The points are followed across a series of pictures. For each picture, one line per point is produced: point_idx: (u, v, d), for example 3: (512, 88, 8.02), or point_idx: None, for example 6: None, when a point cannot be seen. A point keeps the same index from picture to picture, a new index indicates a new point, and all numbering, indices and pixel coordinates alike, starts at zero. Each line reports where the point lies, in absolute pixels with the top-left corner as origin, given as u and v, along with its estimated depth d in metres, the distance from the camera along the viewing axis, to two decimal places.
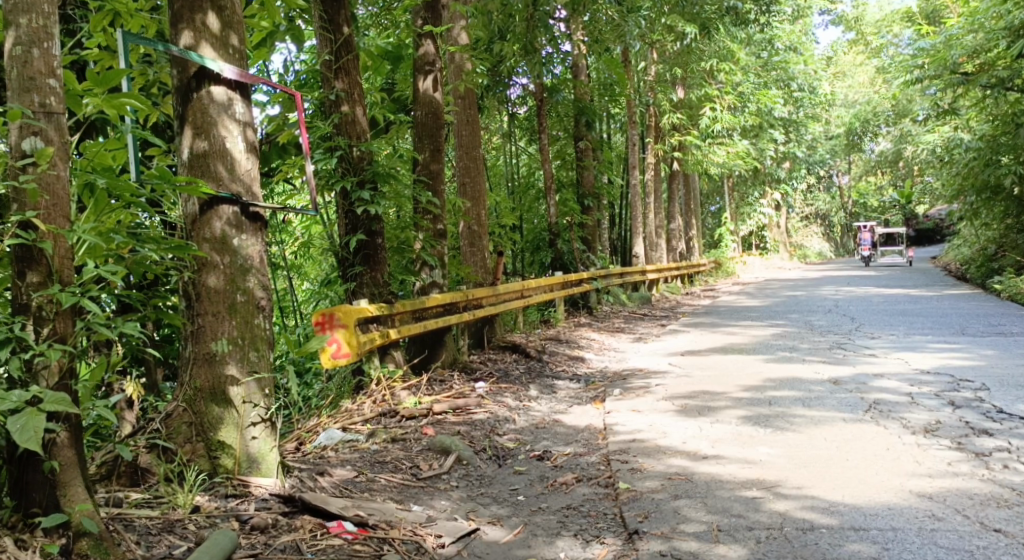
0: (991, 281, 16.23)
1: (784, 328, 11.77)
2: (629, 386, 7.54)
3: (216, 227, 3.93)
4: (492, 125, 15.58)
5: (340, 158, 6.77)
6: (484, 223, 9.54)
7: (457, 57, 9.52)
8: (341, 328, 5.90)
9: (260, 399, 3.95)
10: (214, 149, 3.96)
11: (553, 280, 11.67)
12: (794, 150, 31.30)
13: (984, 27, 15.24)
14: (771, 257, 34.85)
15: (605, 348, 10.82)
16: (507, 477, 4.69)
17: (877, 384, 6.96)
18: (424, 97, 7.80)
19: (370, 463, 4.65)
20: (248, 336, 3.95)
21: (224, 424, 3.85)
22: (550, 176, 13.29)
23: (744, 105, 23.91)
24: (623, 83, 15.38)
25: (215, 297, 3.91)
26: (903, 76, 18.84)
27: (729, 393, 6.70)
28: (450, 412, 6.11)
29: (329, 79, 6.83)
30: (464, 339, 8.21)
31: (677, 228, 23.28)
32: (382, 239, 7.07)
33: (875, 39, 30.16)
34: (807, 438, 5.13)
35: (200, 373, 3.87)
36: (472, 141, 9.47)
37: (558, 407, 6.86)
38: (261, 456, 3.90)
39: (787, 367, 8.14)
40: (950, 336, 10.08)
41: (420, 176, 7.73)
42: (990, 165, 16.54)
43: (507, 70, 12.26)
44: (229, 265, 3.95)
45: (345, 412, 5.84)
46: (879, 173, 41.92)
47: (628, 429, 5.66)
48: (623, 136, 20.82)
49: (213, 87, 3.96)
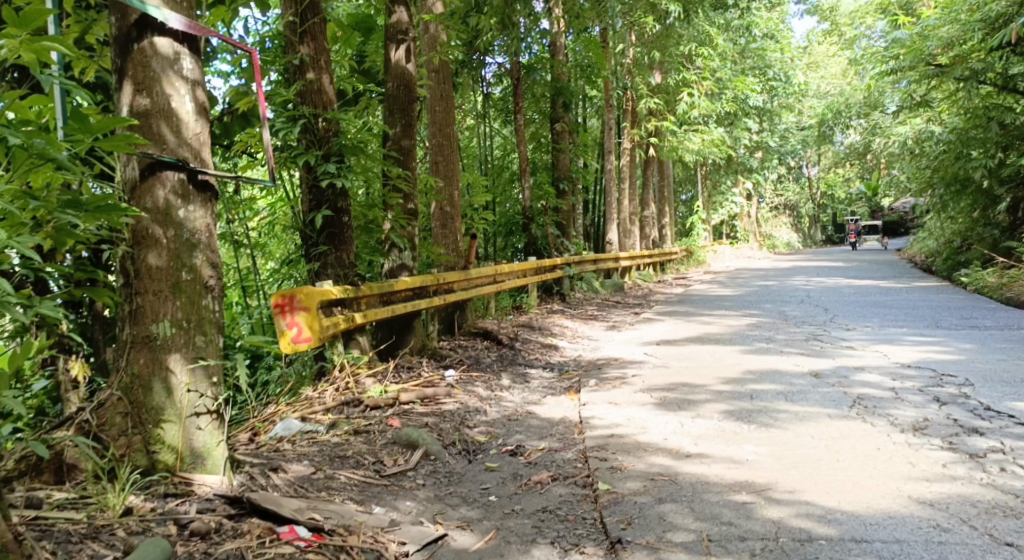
0: (958, 274, 16.17)
1: (758, 318, 11.56)
2: (605, 377, 7.25)
3: (159, 196, 3.55)
4: (466, 104, 15.17)
5: (304, 128, 6.37)
6: (457, 203, 9.27)
7: (432, 28, 9.09)
8: (302, 311, 5.54)
9: (206, 388, 3.58)
10: (158, 108, 3.58)
11: (526, 265, 11.35)
12: (767, 140, 31.22)
13: (960, 19, 15.08)
14: (741, 246, 34.76)
15: (579, 336, 10.53)
16: (477, 474, 4.37)
17: (858, 378, 6.74)
18: (397, 68, 7.41)
19: (330, 458, 4.30)
20: (194, 318, 3.58)
21: (165, 414, 3.47)
22: (525, 158, 12.90)
23: (721, 92, 23.67)
24: (601, 63, 15.03)
25: (157, 275, 3.52)
26: (877, 67, 18.68)
27: (709, 386, 6.44)
28: (418, 403, 5.77)
29: (293, 44, 6.45)
30: (434, 325, 7.88)
31: (650, 215, 23.01)
32: (349, 217, 6.68)
33: (849, 31, 30.14)
34: (793, 435, 4.86)
35: (138, 357, 3.47)
36: (445, 118, 9.12)
37: (531, 398, 6.56)
38: (206, 450, 3.53)
39: (765, 358, 7.89)
40: (924, 329, 9.91)
41: (391, 152, 7.35)
42: (960, 159, 16.44)
43: (484, 44, 11.84)
44: (174, 239, 3.57)
45: (305, 400, 5.54)
46: (850, 166, 42.10)
47: (605, 423, 5.36)
48: (599, 120, 20.47)
49: (156, 38, 3.58)
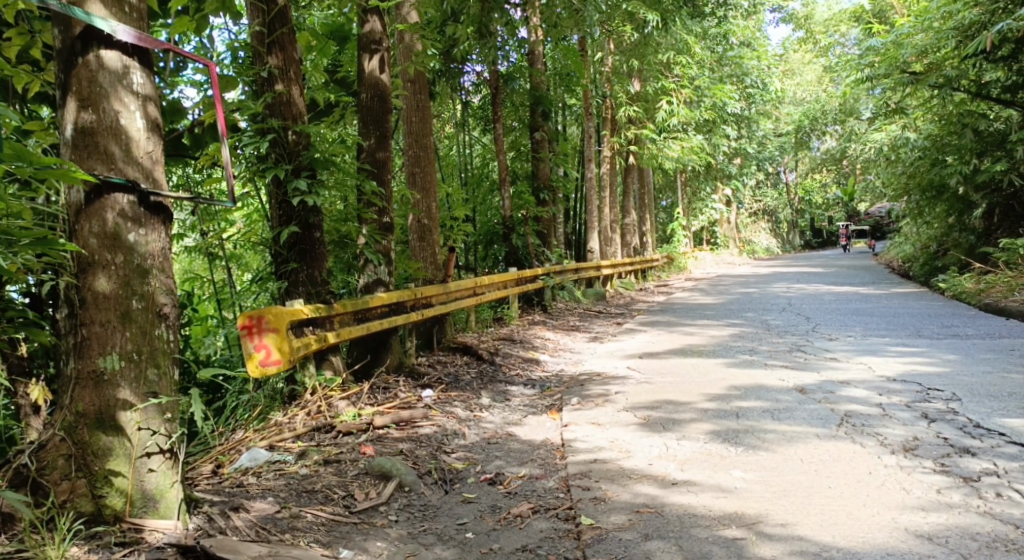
0: (936, 279, 16.13)
1: (741, 328, 11.40)
2: (587, 394, 7.03)
3: (106, 219, 3.38)
4: (444, 113, 14.96)
5: (273, 141, 6.10)
6: (434, 215, 9.04)
7: (407, 37, 8.89)
8: (271, 332, 5.29)
9: (159, 425, 3.43)
10: (105, 125, 3.40)
11: (506, 276, 11.14)
12: (745, 147, 31.22)
13: (935, 27, 15.04)
14: (722, 252, 34.70)
15: (561, 348, 10.32)
16: (454, 507, 4.15)
17: (844, 392, 6.47)
18: (370, 79, 7.19)
19: (296, 493, 4.09)
20: (146, 350, 3.41)
21: (114, 455, 3.32)
22: (504, 168, 12.70)
23: (700, 100, 23.56)
24: (580, 72, 14.86)
25: (104, 304, 3.35)
26: (853, 74, 18.68)
27: (695, 403, 6.22)
28: (393, 426, 5.52)
29: (261, 54, 6.21)
30: (412, 341, 7.64)
31: (631, 223, 22.82)
32: (321, 233, 6.43)
33: (824, 39, 30.25)
34: (780, 457, 4.64)
35: (84, 394, 3.31)
36: (422, 128, 8.91)
37: (511, 418, 6.34)
38: (159, 493, 3.39)
39: (749, 372, 7.69)
40: (907, 339, 9.75)
41: (365, 165, 7.13)
42: (937, 165, 16.43)
43: (461, 53, 11.65)
44: (124, 265, 3.40)
45: (274, 427, 5.32)
46: (827, 172, 42.26)
47: (588, 447, 5.13)
48: (578, 128, 20.32)
49: (103, 51, 3.40)
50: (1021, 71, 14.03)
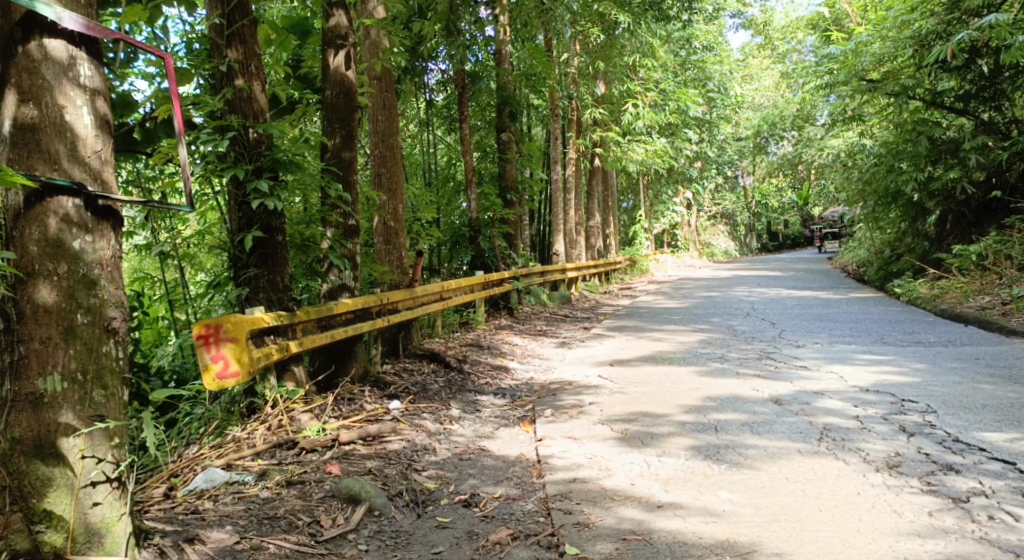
0: (891, 284, 16.27)
1: (709, 334, 11.27)
2: (559, 405, 6.79)
3: (49, 225, 3.09)
4: (408, 112, 14.60)
5: (233, 140, 5.77)
6: (401, 218, 8.75)
7: (373, 34, 8.60)
8: (229, 342, 4.98)
9: (106, 452, 3.16)
10: (48, 121, 3.11)
11: (473, 280, 10.89)
12: (706, 150, 31.30)
13: (892, 34, 15.10)
14: (683, 255, 34.75)
15: (529, 355, 10.08)
16: (428, 533, 3.91)
17: (820, 404, 6.21)
18: (335, 75, 6.88)
19: (257, 521, 3.84)
20: (92, 369, 3.14)
21: (55, 487, 3.05)
22: (470, 169, 12.46)
23: (664, 103, 23.49)
24: (545, 72, 14.64)
25: (44, 319, 3.06)
26: (813, 80, 18.75)
27: (672, 415, 6.02)
28: (359, 442, 5.23)
29: (219, 47, 5.90)
30: (377, 348, 7.35)
31: (595, 226, 22.64)
32: (282, 237, 6.12)
33: (783, 45, 30.50)
34: (766, 475, 4.44)
35: (21, 418, 3.02)
36: (388, 127, 8.63)
37: (483, 430, 6.10)
38: (104, 526, 3.13)
39: (722, 381, 7.51)
40: (873, 346, 9.66)
41: (329, 165, 6.81)
42: (891, 172, 16.16)
43: (426, 50, 11.34)
44: (67, 275, 3.12)
45: (233, 443, 5.01)
46: (784, 176, 42.64)
47: (565, 464, 4.90)
48: (543, 129, 20.05)
49: (48, 40, 3.11)
50: (974, 80, 14.31)
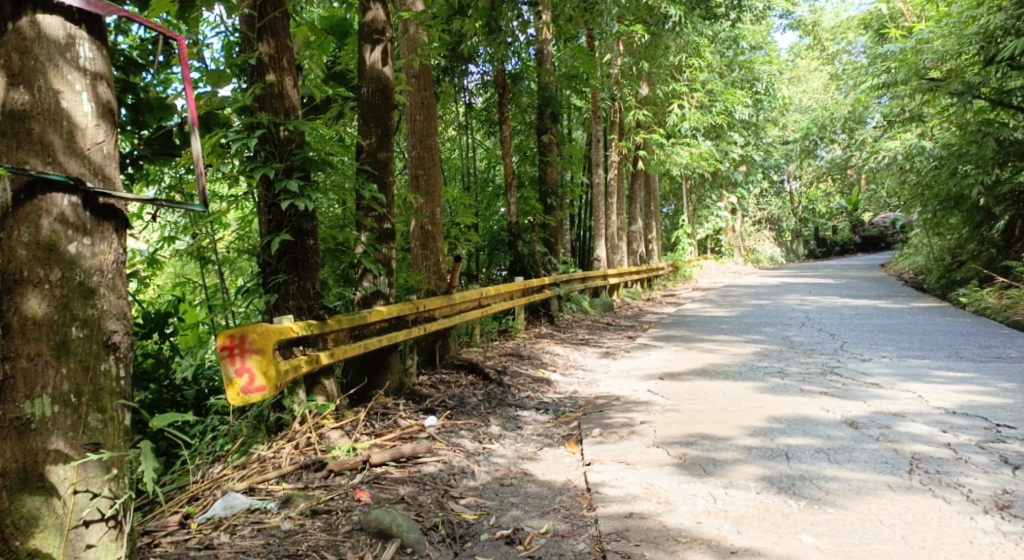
0: (954, 292, 15.39)
1: (764, 346, 10.64)
2: (608, 424, 6.29)
3: (40, 225, 2.79)
4: (447, 114, 14.23)
5: (263, 137, 5.40)
6: (439, 221, 8.32)
7: (412, 28, 8.22)
8: (255, 354, 4.56)
9: (100, 486, 2.89)
10: (41, 107, 2.79)
11: (513, 286, 10.43)
12: (752, 154, 30.43)
13: (956, 32, 14.28)
14: (726, 261, 33.85)
15: (572, 366, 9.59)
16: None
17: (901, 428, 5.61)
18: (371, 72, 6.46)
19: None
20: (87, 391, 2.85)
21: (42, 527, 2.79)
22: (510, 172, 12.01)
23: (710, 104, 22.75)
24: (588, 72, 14.10)
25: (33, 333, 2.77)
26: (867, 80, 17.97)
27: (735, 438, 5.49)
28: (392, 464, 4.80)
29: (250, 41, 5.54)
30: (412, 358, 6.93)
31: (638, 231, 22.02)
32: (315, 240, 5.74)
33: (833, 47, 29.56)
34: (854, 516, 3.90)
35: (6, 447, 2.76)
36: (426, 127, 8.24)
37: (525, 451, 5.64)
38: None
39: (785, 399, 6.92)
40: (947, 361, 8.94)
41: (364, 166, 6.41)
42: (955, 174, 15.33)
43: (466, 48, 10.94)
44: (61, 283, 2.82)
45: (257, 463, 4.62)
46: (832, 181, 41.47)
47: (619, 494, 4.42)
48: (585, 132, 19.52)
49: (42, 16, 2.80)
50: None
